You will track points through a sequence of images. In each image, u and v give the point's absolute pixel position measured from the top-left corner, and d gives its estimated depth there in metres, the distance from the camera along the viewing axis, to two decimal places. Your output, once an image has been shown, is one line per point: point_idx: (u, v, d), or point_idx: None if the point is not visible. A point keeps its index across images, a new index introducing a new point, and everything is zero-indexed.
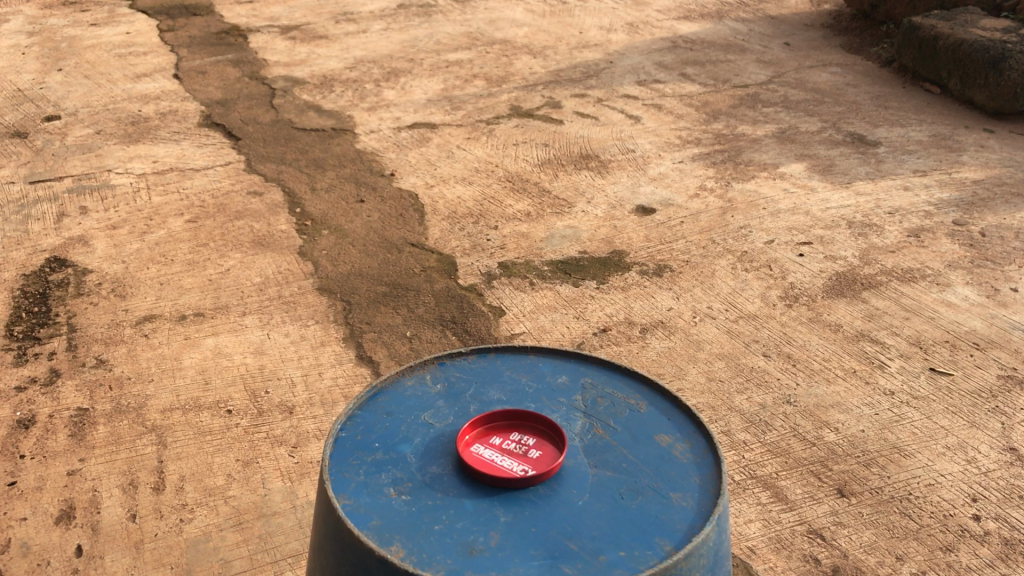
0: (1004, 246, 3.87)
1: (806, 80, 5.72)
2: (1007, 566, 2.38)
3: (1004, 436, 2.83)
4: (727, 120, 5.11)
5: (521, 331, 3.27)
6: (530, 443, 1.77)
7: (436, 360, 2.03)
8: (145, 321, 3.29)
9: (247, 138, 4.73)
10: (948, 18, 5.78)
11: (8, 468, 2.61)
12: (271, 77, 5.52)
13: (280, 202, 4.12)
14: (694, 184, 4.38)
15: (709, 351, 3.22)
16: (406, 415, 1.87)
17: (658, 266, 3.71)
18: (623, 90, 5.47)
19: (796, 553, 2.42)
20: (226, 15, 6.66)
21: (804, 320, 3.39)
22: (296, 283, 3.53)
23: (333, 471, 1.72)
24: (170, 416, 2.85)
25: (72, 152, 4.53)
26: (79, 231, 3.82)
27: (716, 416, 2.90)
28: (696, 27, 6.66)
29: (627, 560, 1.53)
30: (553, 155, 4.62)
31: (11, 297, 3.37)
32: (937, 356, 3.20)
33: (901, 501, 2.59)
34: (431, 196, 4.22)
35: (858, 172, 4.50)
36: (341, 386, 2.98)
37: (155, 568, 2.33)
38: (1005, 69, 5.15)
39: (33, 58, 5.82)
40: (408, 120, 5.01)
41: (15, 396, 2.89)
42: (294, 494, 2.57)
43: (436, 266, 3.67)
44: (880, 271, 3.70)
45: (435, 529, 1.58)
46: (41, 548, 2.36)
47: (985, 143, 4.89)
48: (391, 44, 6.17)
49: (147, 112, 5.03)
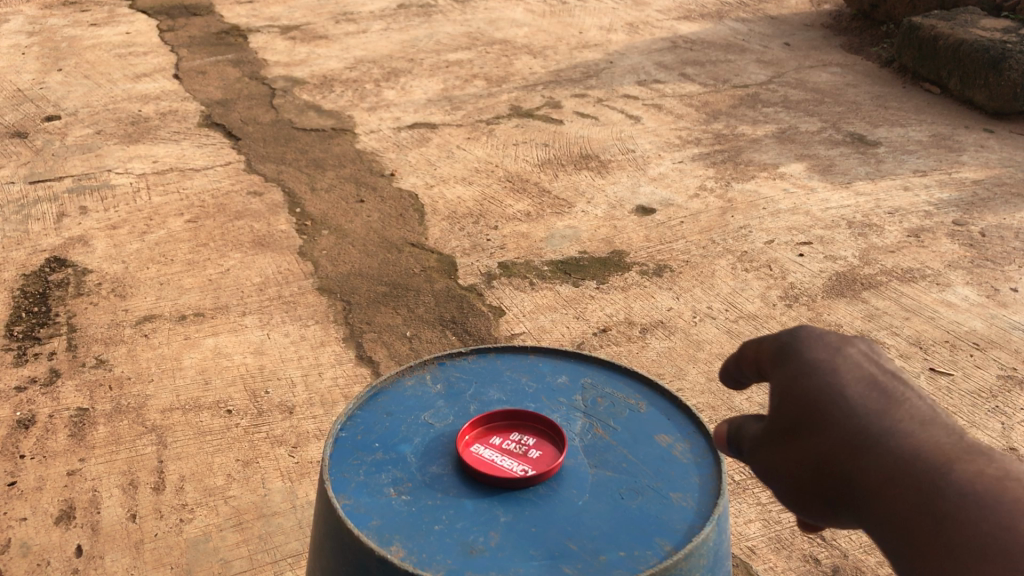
0: (1004, 246, 3.87)
1: (806, 79, 5.73)
2: None
3: (1004, 436, 2.83)
4: (726, 120, 5.10)
5: (521, 331, 3.27)
6: (530, 442, 1.77)
7: (436, 360, 2.03)
8: (145, 321, 3.28)
9: (247, 138, 4.73)
10: (948, 19, 5.78)
11: (8, 468, 2.62)
12: (271, 77, 5.52)
13: (280, 202, 4.12)
14: (693, 184, 4.38)
15: (709, 351, 3.22)
16: (406, 415, 1.87)
17: (658, 266, 3.71)
18: (623, 90, 5.47)
19: (796, 553, 2.42)
20: (226, 15, 6.66)
21: (804, 321, 3.39)
22: (296, 283, 3.53)
23: (333, 471, 1.72)
24: (170, 416, 2.85)
25: (72, 152, 4.53)
26: (79, 232, 3.82)
27: (716, 416, 2.90)
28: (696, 27, 6.66)
29: (627, 560, 1.53)
30: (553, 155, 4.62)
31: (11, 297, 3.37)
32: (937, 356, 3.20)
33: None
34: (432, 196, 4.22)
35: (857, 172, 4.50)
36: (341, 386, 2.98)
37: (155, 568, 2.33)
38: (1005, 69, 5.16)
39: (33, 58, 5.82)
40: (408, 120, 5.01)
41: (15, 396, 2.89)
42: (294, 493, 2.57)
43: (436, 266, 3.67)
44: (881, 271, 3.70)
45: (435, 529, 1.58)
46: (41, 548, 2.36)
47: (984, 143, 4.89)
48: (391, 44, 6.17)
49: (147, 112, 5.02)
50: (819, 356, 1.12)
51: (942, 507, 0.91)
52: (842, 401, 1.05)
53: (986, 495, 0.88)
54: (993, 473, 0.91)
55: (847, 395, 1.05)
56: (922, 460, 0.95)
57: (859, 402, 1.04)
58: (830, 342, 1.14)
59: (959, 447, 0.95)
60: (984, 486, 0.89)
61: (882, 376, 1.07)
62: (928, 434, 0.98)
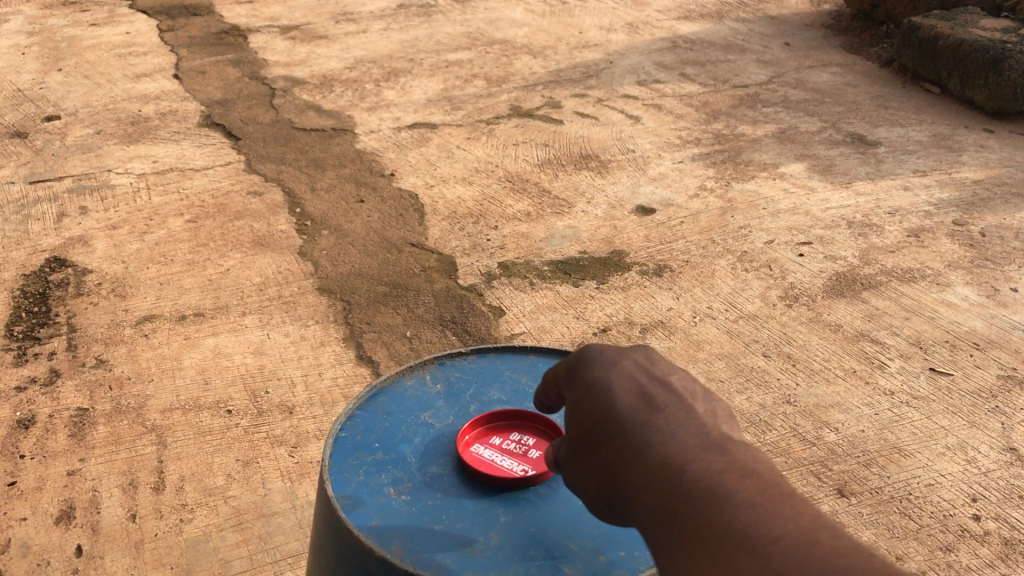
0: (1004, 246, 3.87)
1: (806, 79, 5.73)
2: (1007, 566, 2.40)
3: (1004, 436, 2.84)
4: (726, 120, 5.10)
5: (521, 331, 3.27)
6: (529, 442, 1.77)
7: (436, 360, 2.03)
8: (145, 321, 3.28)
9: (247, 138, 4.73)
10: (948, 19, 5.78)
11: (8, 468, 2.62)
12: (271, 77, 5.52)
13: (280, 202, 4.12)
14: (693, 184, 4.38)
15: (709, 351, 3.22)
16: (406, 415, 1.87)
17: (658, 266, 3.71)
18: (623, 90, 5.47)
19: None
20: (226, 15, 6.66)
21: (804, 320, 3.39)
22: (296, 283, 3.53)
23: (333, 471, 1.71)
24: (170, 416, 2.85)
25: (72, 152, 4.53)
26: (79, 232, 3.82)
27: None
28: (696, 27, 6.66)
29: (627, 561, 1.53)
30: (553, 155, 4.62)
31: (11, 297, 3.37)
32: (937, 356, 3.20)
33: (901, 501, 2.60)
34: (432, 196, 4.22)
35: (857, 172, 4.50)
36: (341, 386, 2.98)
37: (155, 568, 2.33)
38: (1005, 69, 5.16)
39: (33, 58, 5.82)
40: (408, 120, 5.01)
41: (15, 396, 2.89)
42: (294, 493, 2.58)
43: (436, 266, 3.67)
44: (880, 271, 3.70)
45: (435, 529, 1.58)
46: (41, 548, 2.37)
47: (984, 143, 4.89)
48: (391, 44, 6.17)
49: (147, 112, 5.02)
50: (600, 372, 1.28)
51: (675, 492, 1.02)
52: (616, 408, 1.20)
53: (707, 482, 1.01)
54: (717, 463, 1.05)
55: (620, 406, 1.20)
56: (668, 457, 1.08)
57: (627, 412, 1.19)
58: (609, 362, 1.30)
59: (700, 445, 1.09)
60: (709, 474, 1.01)
61: (644, 387, 1.23)
62: (679, 436, 1.12)
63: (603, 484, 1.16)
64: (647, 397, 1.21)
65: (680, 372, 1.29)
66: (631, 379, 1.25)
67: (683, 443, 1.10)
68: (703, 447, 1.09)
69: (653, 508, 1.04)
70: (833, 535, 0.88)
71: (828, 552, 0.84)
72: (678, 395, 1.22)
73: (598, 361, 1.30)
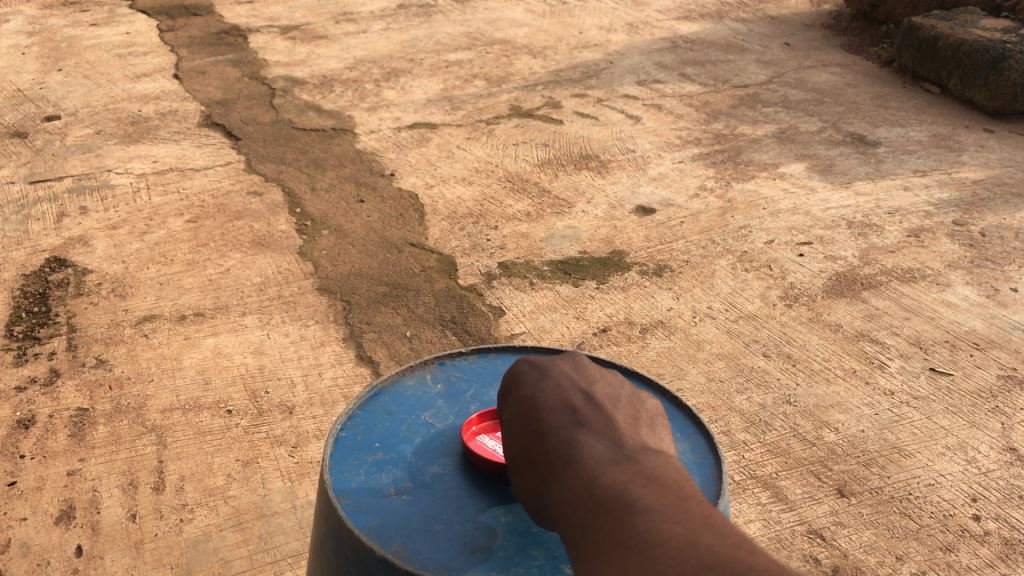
0: (1004, 246, 3.87)
1: (806, 79, 5.72)
2: (1007, 566, 2.40)
3: (1004, 436, 2.84)
4: (727, 120, 5.10)
5: (521, 331, 3.27)
6: None
7: (437, 360, 2.03)
8: (145, 321, 3.29)
9: (247, 138, 4.72)
10: (948, 19, 5.78)
11: (8, 468, 2.62)
12: (271, 77, 5.52)
13: (280, 202, 4.12)
14: (693, 184, 4.38)
15: (708, 351, 3.22)
16: (406, 415, 1.87)
17: (658, 266, 3.71)
18: (623, 90, 5.47)
19: (796, 553, 2.42)
20: (226, 15, 6.66)
21: (804, 320, 3.39)
22: (296, 283, 3.53)
23: (333, 470, 1.71)
24: (170, 416, 2.85)
25: (72, 152, 4.53)
26: (79, 232, 3.83)
27: (716, 416, 2.90)
28: (696, 27, 6.66)
29: None
30: (554, 155, 4.62)
31: (11, 297, 3.37)
32: (937, 356, 3.20)
33: (901, 501, 2.60)
34: (432, 196, 4.22)
35: (857, 172, 4.50)
36: (341, 386, 2.98)
37: (155, 568, 2.34)
38: (1005, 69, 5.17)
39: (33, 58, 5.82)
40: (408, 120, 5.01)
41: (15, 396, 2.89)
42: (294, 494, 2.58)
43: (436, 266, 3.67)
44: (881, 271, 3.70)
45: (435, 528, 1.59)
46: (41, 548, 2.37)
47: (984, 143, 4.89)
48: (391, 44, 6.17)
49: (147, 112, 5.03)
50: (529, 388, 1.54)
51: (590, 505, 1.27)
52: (545, 427, 1.46)
53: (618, 493, 1.26)
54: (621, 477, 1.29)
55: (546, 423, 1.47)
56: (589, 471, 1.34)
57: (551, 431, 1.45)
58: (538, 376, 1.56)
59: (615, 460, 1.35)
60: (619, 489, 1.26)
61: (567, 403, 1.49)
62: (598, 452, 1.38)
63: (539, 497, 1.43)
64: (573, 413, 1.47)
65: (604, 380, 1.56)
66: (558, 393, 1.51)
67: (600, 459, 1.36)
68: (616, 462, 1.34)
69: (573, 517, 1.29)
70: (710, 535, 1.11)
71: (702, 551, 1.07)
72: (600, 407, 1.48)
73: (530, 375, 1.56)
